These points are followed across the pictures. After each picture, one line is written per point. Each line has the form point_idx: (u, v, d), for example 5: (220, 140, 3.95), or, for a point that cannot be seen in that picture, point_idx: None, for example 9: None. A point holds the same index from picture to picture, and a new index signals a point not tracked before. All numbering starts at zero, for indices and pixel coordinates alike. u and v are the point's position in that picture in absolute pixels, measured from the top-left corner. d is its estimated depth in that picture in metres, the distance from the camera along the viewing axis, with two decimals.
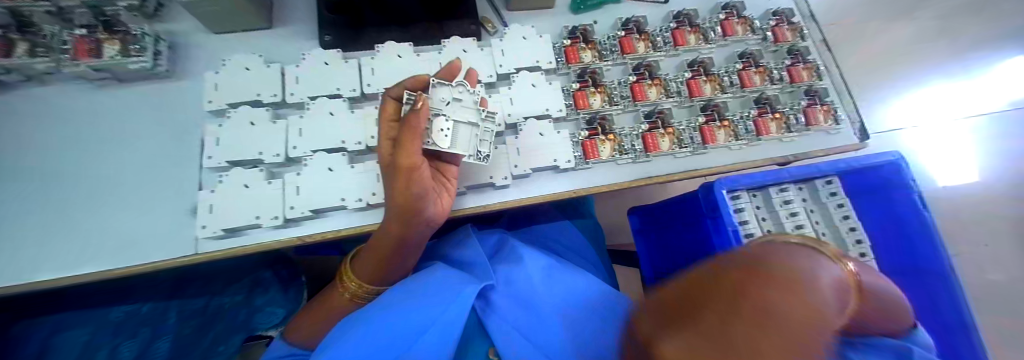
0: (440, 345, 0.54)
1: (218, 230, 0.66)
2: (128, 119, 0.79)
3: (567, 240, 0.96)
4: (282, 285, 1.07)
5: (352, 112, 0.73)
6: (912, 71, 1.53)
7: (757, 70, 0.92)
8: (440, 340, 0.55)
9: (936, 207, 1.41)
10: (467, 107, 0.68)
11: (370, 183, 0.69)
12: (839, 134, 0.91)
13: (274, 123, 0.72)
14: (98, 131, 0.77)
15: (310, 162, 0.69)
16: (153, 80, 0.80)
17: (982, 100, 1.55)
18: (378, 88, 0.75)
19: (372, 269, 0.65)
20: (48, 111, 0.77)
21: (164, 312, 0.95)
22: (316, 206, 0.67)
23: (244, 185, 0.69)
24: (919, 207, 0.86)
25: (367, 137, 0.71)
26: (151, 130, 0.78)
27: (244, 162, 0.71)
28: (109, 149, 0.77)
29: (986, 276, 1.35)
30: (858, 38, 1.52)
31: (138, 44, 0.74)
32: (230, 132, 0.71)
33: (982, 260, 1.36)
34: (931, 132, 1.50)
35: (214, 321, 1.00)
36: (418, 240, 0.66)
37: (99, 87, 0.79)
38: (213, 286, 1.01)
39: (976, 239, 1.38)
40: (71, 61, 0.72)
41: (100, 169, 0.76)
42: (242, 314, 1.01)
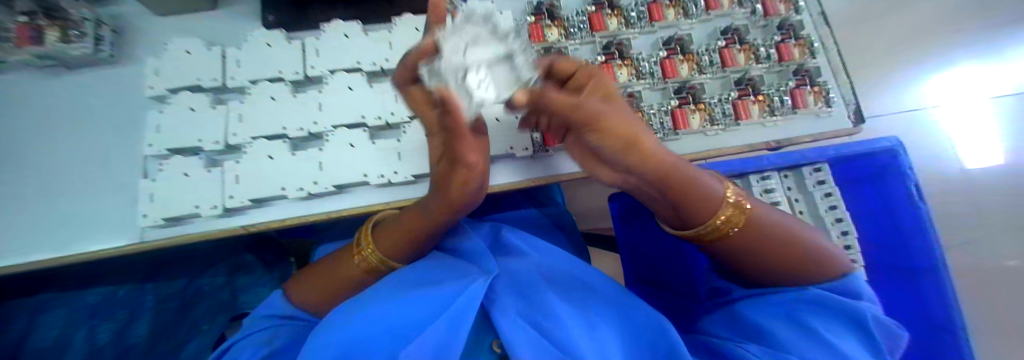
0: (451, 337, 0.43)
1: (159, 219, 0.65)
2: (76, 105, 0.77)
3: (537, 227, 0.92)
4: (265, 267, 1.03)
5: (295, 96, 0.70)
6: (926, 47, 1.42)
7: (741, 47, 0.85)
8: (450, 330, 0.44)
9: (949, 191, 1.30)
10: (481, 40, 0.38)
11: (310, 172, 0.66)
12: (831, 117, 0.83)
13: (213, 109, 0.70)
14: (48, 118, 0.76)
15: (249, 150, 0.67)
16: (99, 66, 0.78)
17: (1010, 81, 1.41)
18: (322, 70, 0.71)
19: (394, 242, 0.55)
20: (6, 100, 0.76)
21: (140, 295, 0.93)
22: (254, 195, 0.64)
23: (184, 174, 0.67)
24: (915, 197, 0.79)
25: (310, 123, 0.68)
26: (99, 117, 0.76)
27: (186, 150, 0.70)
28: (57, 136, 0.75)
29: (1007, 264, 1.22)
30: (868, 16, 1.42)
31: (78, 29, 0.70)
32: (173, 118, 0.70)
33: (1001, 247, 1.23)
34: (953, 115, 1.38)
35: (194, 304, 0.97)
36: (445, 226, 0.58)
37: (48, 74, 0.78)
38: (190, 269, 0.99)
39: (993, 225, 1.25)
40: (13, 48, 0.69)
41: (47, 155, 0.74)
42: (224, 295, 0.98)
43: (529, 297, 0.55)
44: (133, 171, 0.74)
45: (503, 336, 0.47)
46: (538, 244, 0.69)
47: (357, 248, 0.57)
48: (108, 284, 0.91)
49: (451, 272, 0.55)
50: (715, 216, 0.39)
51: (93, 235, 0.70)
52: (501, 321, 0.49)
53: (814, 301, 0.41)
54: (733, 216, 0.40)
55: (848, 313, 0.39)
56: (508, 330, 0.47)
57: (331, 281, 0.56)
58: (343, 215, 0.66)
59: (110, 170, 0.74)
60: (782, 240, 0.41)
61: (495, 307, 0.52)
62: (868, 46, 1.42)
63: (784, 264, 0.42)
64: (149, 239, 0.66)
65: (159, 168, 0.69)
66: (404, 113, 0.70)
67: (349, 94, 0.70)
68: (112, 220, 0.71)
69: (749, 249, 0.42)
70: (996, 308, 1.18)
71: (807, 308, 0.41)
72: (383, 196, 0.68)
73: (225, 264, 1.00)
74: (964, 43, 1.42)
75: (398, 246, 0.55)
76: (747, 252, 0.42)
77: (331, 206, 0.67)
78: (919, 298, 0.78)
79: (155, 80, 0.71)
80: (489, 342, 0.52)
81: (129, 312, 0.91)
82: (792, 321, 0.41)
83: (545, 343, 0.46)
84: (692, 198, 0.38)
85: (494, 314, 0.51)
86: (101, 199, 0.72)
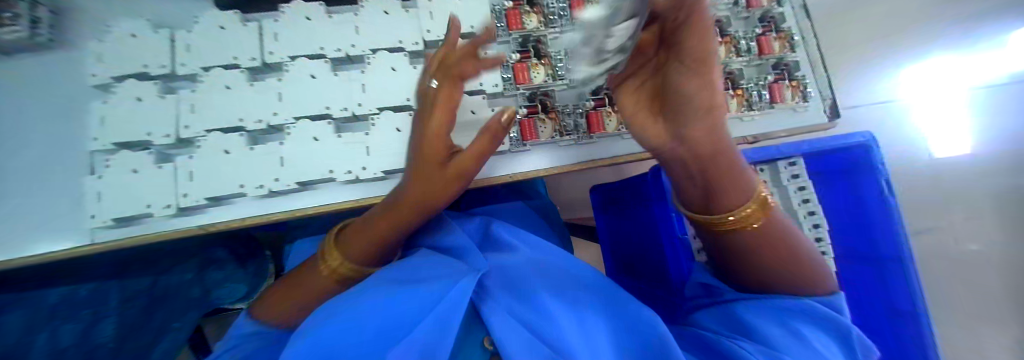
0: (437, 339, 0.42)
1: (106, 219, 0.61)
2: (9, 93, 0.70)
3: (526, 221, 0.87)
4: (239, 261, 0.94)
5: (252, 85, 0.65)
6: (900, 41, 1.46)
7: (722, 39, 0.84)
8: (437, 331, 0.42)
9: (918, 183, 1.33)
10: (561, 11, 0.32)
11: (271, 167, 0.62)
12: (808, 112, 0.84)
13: (164, 99, 0.65)
14: None
15: (204, 144, 0.63)
16: (37, 52, 0.71)
17: (986, 72, 1.43)
18: (281, 57, 0.66)
19: (366, 249, 0.50)
20: None
21: (105, 295, 0.80)
22: (210, 193, 0.61)
23: (132, 170, 0.63)
24: (886, 192, 0.79)
25: (268, 114, 0.64)
26: (36, 106, 0.70)
27: (134, 144, 0.64)
28: None
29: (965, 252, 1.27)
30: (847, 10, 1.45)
31: (14, 12, 0.66)
32: (119, 109, 0.64)
33: (961, 235, 1.28)
34: (920, 107, 1.43)
35: (165, 301, 0.86)
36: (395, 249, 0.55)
37: None
38: (156, 264, 0.86)
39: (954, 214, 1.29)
40: None
41: None
42: (196, 291, 0.88)
43: (521, 291, 0.54)
44: (76, 166, 0.68)
45: (494, 334, 0.46)
46: (527, 237, 0.68)
47: (320, 260, 0.52)
48: (67, 283, 0.78)
49: (438, 266, 0.54)
50: (740, 207, 0.37)
51: (37, 235, 0.65)
52: (492, 319, 0.48)
53: (807, 310, 0.42)
54: (755, 213, 0.38)
55: (831, 324, 0.42)
56: (499, 329, 0.46)
57: (297, 291, 0.52)
58: (306, 212, 0.63)
59: (51, 165, 0.68)
60: (787, 252, 0.42)
61: (484, 305, 0.51)
62: (845, 39, 1.44)
63: (782, 267, 0.43)
64: (97, 241, 0.61)
65: (105, 164, 0.63)
66: (372, 104, 0.67)
67: (312, 83, 0.66)
68: (55, 219, 0.66)
69: (757, 246, 0.41)
70: (958, 293, 1.24)
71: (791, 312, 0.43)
72: (351, 192, 0.65)
73: (195, 259, 0.89)
74: (936, 36, 1.46)
75: (373, 252, 0.51)
76: (753, 251, 0.41)
77: (295, 203, 0.64)
78: (887, 289, 0.81)
79: (97, 66, 0.65)
80: (482, 341, 0.51)
81: (92, 312, 0.79)
82: (782, 325, 0.42)
83: (538, 342, 0.46)
84: (721, 190, 0.35)
85: (484, 311, 0.50)
86: (46, 197, 0.67)
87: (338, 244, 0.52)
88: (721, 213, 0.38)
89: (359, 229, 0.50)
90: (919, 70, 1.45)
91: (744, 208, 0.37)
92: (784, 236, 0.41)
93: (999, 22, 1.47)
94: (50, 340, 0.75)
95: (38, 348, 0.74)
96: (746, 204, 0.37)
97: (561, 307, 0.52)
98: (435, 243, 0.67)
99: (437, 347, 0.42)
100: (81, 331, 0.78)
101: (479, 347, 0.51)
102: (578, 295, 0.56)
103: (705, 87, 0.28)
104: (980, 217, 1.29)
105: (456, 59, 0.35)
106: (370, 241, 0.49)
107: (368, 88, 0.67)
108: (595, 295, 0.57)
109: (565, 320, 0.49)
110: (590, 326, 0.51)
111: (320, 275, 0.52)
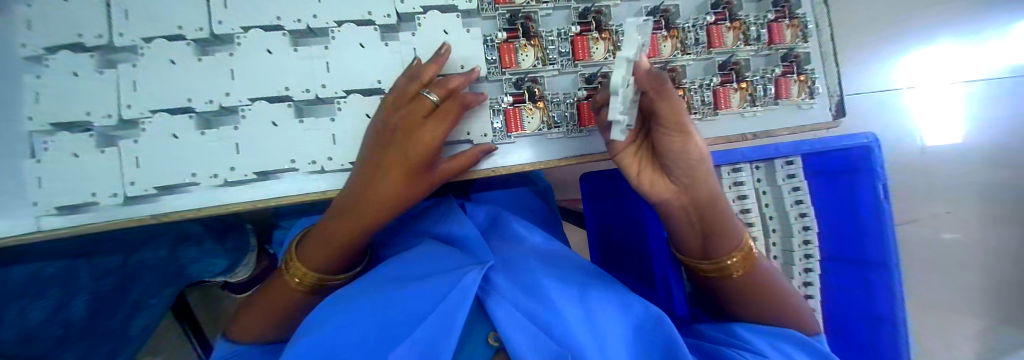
0: (440, 335, 0.42)
1: (50, 208, 0.54)
2: None
3: (522, 207, 0.85)
4: (217, 237, 0.89)
5: (199, 60, 0.57)
6: (918, 25, 1.36)
7: (731, 25, 0.76)
8: (441, 327, 0.43)
9: (912, 178, 1.31)
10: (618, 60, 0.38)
11: (227, 155, 0.57)
12: (812, 109, 0.80)
13: (101, 73, 0.56)
14: None
15: (149, 126, 0.56)
16: None
17: (988, 63, 1.39)
18: (233, 27, 0.58)
19: (324, 256, 0.54)
20: None
21: (73, 274, 0.72)
22: (160, 182, 0.55)
23: (74, 154, 0.55)
24: (881, 196, 0.76)
25: (220, 95, 0.57)
26: None
27: (73, 124, 0.56)
28: None
29: (944, 247, 1.29)
30: None
31: None
32: (50, 85, 0.55)
33: (943, 230, 1.30)
34: (924, 97, 1.37)
35: (139, 277, 0.82)
36: (343, 260, 0.56)
37: None
38: (126, 242, 0.79)
39: (937, 209, 1.30)
40: None
41: None
42: (172, 268, 0.85)
43: (528, 283, 0.53)
44: None
45: (499, 327, 0.45)
46: (534, 230, 0.69)
47: (286, 270, 0.56)
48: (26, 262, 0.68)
49: (448, 263, 0.55)
50: (731, 255, 0.48)
51: None
52: (496, 310, 0.47)
53: (789, 338, 0.50)
54: (739, 263, 0.49)
55: (814, 352, 0.49)
56: (506, 322, 0.45)
57: (270, 307, 0.57)
58: (271, 204, 0.59)
59: None
60: (772, 292, 0.53)
61: (490, 297, 0.50)
62: (864, 22, 1.34)
63: (761, 295, 0.52)
64: (44, 232, 0.55)
65: (41, 148, 0.55)
66: (338, 86, 0.60)
67: (269, 60, 0.59)
68: None
69: (745, 283, 0.51)
70: (935, 285, 1.27)
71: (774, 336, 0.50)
72: (317, 182, 0.61)
73: (169, 236, 0.83)
74: (948, 19, 1.38)
75: (332, 260, 0.55)
76: (741, 288, 0.51)
77: (260, 194, 0.60)
78: (869, 291, 0.81)
79: (26, 36, 0.54)
80: (486, 335, 0.51)
81: (62, 291, 0.72)
82: (772, 345, 0.49)
83: (543, 335, 0.44)
84: (718, 237, 0.47)
85: (489, 304, 0.49)
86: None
87: (300, 254, 0.56)
88: (716, 259, 0.49)
89: (327, 236, 0.53)
90: (928, 58, 1.37)
91: (733, 254, 0.48)
92: (765, 276, 0.52)
93: (1007, 11, 1.42)
94: (22, 317, 0.69)
95: (6, 325, 0.68)
96: (734, 251, 0.49)
97: (568, 300, 0.50)
98: (441, 233, 0.66)
99: (441, 341, 0.42)
100: (53, 309, 0.72)
101: (485, 345, 0.50)
102: (585, 286, 0.54)
103: (690, 144, 0.42)
104: (967, 212, 1.30)
105: (455, 86, 0.53)
106: (342, 238, 0.53)
107: (333, 67, 0.60)
108: (602, 288, 0.55)
109: (574, 316, 0.47)
110: (599, 317, 0.49)
111: (286, 288, 0.57)
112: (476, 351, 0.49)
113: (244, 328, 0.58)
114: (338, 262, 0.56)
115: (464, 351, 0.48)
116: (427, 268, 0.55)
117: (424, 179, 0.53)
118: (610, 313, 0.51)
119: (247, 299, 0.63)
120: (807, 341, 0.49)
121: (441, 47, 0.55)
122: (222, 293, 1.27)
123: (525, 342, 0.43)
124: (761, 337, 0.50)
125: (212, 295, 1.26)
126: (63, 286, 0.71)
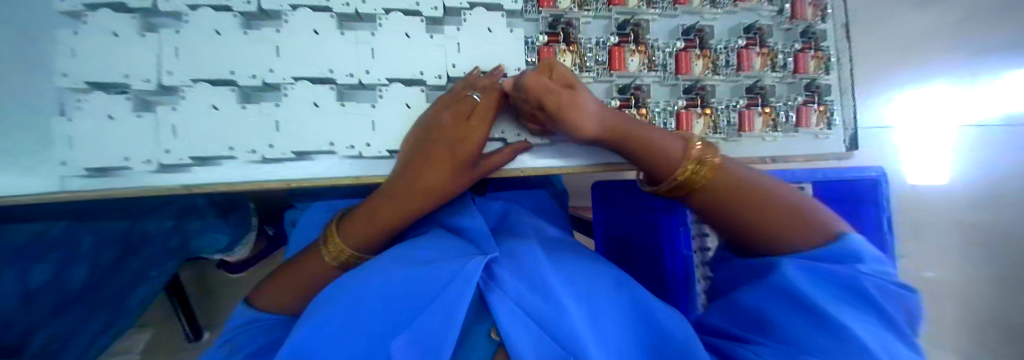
0: (442, 324, 0.42)
1: (80, 169, 0.55)
2: None
3: (539, 206, 0.83)
4: (220, 212, 0.89)
5: (244, 33, 0.57)
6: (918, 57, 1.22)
7: (761, 51, 0.80)
8: (444, 317, 0.43)
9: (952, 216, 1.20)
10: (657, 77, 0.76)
11: (265, 131, 0.58)
12: (829, 139, 0.84)
13: (142, 37, 0.56)
14: None
15: (189, 95, 0.56)
16: None
17: (998, 105, 1.22)
18: (281, 5, 0.58)
19: (364, 238, 0.56)
20: None
21: (77, 236, 0.71)
22: (196, 152, 0.56)
23: (108, 116, 0.56)
24: (884, 230, 0.77)
25: (264, 70, 0.57)
26: None
27: (109, 85, 0.56)
28: None
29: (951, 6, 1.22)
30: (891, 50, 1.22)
31: None
32: (88, 41, 0.55)
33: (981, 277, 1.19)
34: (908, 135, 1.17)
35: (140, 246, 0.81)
36: (376, 244, 0.58)
37: None
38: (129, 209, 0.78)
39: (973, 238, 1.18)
40: None
41: None
42: (175, 240, 0.85)
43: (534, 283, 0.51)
44: (48, 106, 0.60)
45: (500, 325, 0.45)
46: (539, 225, 0.68)
47: (322, 245, 0.57)
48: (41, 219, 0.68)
49: (456, 252, 0.55)
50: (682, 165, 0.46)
51: None
52: (498, 308, 0.46)
53: (821, 276, 0.36)
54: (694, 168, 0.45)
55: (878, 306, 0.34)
56: (506, 319, 0.45)
57: (300, 283, 0.58)
58: (302, 184, 0.59)
59: (19, 100, 0.60)
60: (792, 208, 0.41)
61: (492, 290, 0.49)
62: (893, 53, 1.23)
63: (775, 215, 0.40)
64: (70, 192, 0.55)
65: (74, 106, 0.56)
66: (381, 73, 0.61)
67: (315, 40, 0.59)
68: (32, 157, 0.60)
69: (718, 189, 0.45)
70: (938, 11, 1.22)
71: (813, 283, 0.36)
72: (351, 167, 0.61)
73: (172, 207, 0.83)
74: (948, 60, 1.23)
75: (365, 241, 0.56)
76: (722, 193, 0.44)
77: (292, 173, 0.60)
78: None
79: None
80: (487, 331, 0.48)
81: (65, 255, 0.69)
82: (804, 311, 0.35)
83: (543, 335, 0.44)
84: (653, 152, 0.50)
85: (491, 301, 0.48)
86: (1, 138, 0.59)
87: (341, 231, 0.56)
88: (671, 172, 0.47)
89: (371, 215, 0.55)
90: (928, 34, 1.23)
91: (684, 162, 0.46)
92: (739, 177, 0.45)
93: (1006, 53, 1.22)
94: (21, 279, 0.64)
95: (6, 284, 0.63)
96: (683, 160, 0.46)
97: (575, 300, 0.49)
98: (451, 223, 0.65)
99: (444, 334, 0.41)
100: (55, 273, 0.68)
101: (486, 336, 0.48)
102: (595, 282, 0.54)
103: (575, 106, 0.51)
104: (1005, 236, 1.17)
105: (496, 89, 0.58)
106: (377, 225, 0.55)
107: (379, 54, 0.61)
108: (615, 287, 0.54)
109: (578, 314, 0.47)
110: (603, 320, 0.49)
111: (319, 262, 0.57)
112: (478, 345, 0.46)
113: (272, 293, 0.59)
114: (376, 244, 0.57)
115: (464, 344, 0.47)
116: (439, 255, 0.54)
117: (466, 173, 0.55)
118: (614, 314, 0.51)
119: (275, 268, 0.63)
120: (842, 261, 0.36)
121: (497, 67, 0.62)
122: (217, 273, 1.25)
123: (529, 346, 0.42)
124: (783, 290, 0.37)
125: (206, 277, 1.24)
126: (65, 250, 0.69)
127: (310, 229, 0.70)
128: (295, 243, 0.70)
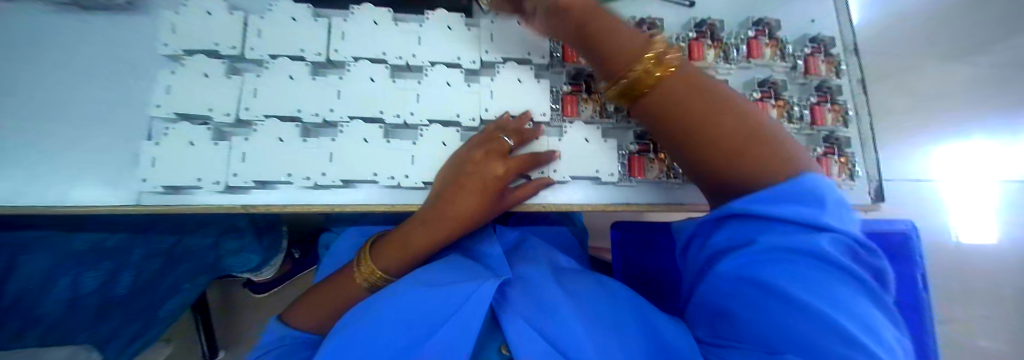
0: (458, 335, 0.45)
1: (157, 186, 0.64)
2: (97, 55, 0.74)
3: (559, 242, 0.84)
4: (258, 233, 0.96)
5: (313, 79, 0.68)
6: (951, 111, 1.20)
7: (776, 103, 0.83)
8: (462, 329, 0.46)
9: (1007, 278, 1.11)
10: None
11: (320, 162, 0.65)
12: (853, 190, 0.83)
13: (228, 79, 0.67)
14: (72, 64, 0.74)
15: (260, 128, 0.66)
16: (132, 19, 0.75)
17: None
18: (345, 56, 0.68)
19: (393, 259, 0.60)
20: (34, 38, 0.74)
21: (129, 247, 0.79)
22: (258, 177, 0.64)
23: (188, 142, 0.65)
24: (920, 288, 0.71)
25: (326, 110, 0.67)
26: (114, 70, 0.73)
27: (194, 117, 0.67)
28: (79, 82, 0.73)
29: (979, 61, 1.21)
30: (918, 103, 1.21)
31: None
32: (183, 80, 0.67)
33: None
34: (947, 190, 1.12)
35: (180, 261, 0.87)
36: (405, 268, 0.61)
37: (80, 14, 0.76)
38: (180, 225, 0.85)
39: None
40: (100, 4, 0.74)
41: (63, 100, 0.72)
42: (212, 256, 0.89)
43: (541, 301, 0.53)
44: (138, 131, 0.71)
45: (510, 343, 0.47)
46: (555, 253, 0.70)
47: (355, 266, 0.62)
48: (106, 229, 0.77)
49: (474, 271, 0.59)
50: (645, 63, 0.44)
51: (85, 188, 0.69)
52: (509, 325, 0.48)
53: (774, 248, 0.28)
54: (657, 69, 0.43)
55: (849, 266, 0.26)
56: (516, 337, 0.47)
57: (331, 303, 0.62)
58: (343, 210, 0.64)
59: (119, 126, 0.71)
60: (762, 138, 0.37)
61: (505, 309, 0.52)
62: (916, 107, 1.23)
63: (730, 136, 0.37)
64: (146, 206, 0.63)
65: (163, 132, 0.66)
66: (423, 115, 0.69)
67: (370, 86, 0.68)
68: (117, 173, 0.69)
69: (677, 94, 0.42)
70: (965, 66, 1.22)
71: (763, 261, 0.29)
72: (389, 196, 0.67)
73: (217, 225, 0.89)
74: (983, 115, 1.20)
75: (394, 261, 0.60)
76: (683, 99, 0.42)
77: (336, 199, 0.66)
78: None
79: (172, 38, 0.67)
80: (498, 346, 0.50)
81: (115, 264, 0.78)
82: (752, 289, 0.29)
83: (550, 350, 0.45)
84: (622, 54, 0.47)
85: (502, 318, 0.50)
86: (23, 143, 0.69)
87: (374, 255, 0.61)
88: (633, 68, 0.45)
89: (403, 243, 0.60)
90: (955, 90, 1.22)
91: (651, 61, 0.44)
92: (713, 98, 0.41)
93: None
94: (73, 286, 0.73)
95: (60, 291, 0.72)
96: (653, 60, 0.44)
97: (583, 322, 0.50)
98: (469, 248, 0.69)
99: (460, 344, 0.44)
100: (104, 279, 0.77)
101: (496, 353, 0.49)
102: None
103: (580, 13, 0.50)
104: None
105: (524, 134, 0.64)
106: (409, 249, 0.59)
107: (422, 98, 0.69)
108: None
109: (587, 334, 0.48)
110: None
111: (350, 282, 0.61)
112: None
113: (305, 313, 0.63)
114: (404, 268, 0.61)
115: None
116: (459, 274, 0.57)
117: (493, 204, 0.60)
118: None
119: (309, 287, 0.67)
120: (809, 220, 0.28)
121: (524, 112, 0.69)
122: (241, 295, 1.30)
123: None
124: (740, 278, 0.30)
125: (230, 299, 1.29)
126: (115, 260, 0.78)
127: (342, 252, 0.75)
128: (327, 264, 0.75)
